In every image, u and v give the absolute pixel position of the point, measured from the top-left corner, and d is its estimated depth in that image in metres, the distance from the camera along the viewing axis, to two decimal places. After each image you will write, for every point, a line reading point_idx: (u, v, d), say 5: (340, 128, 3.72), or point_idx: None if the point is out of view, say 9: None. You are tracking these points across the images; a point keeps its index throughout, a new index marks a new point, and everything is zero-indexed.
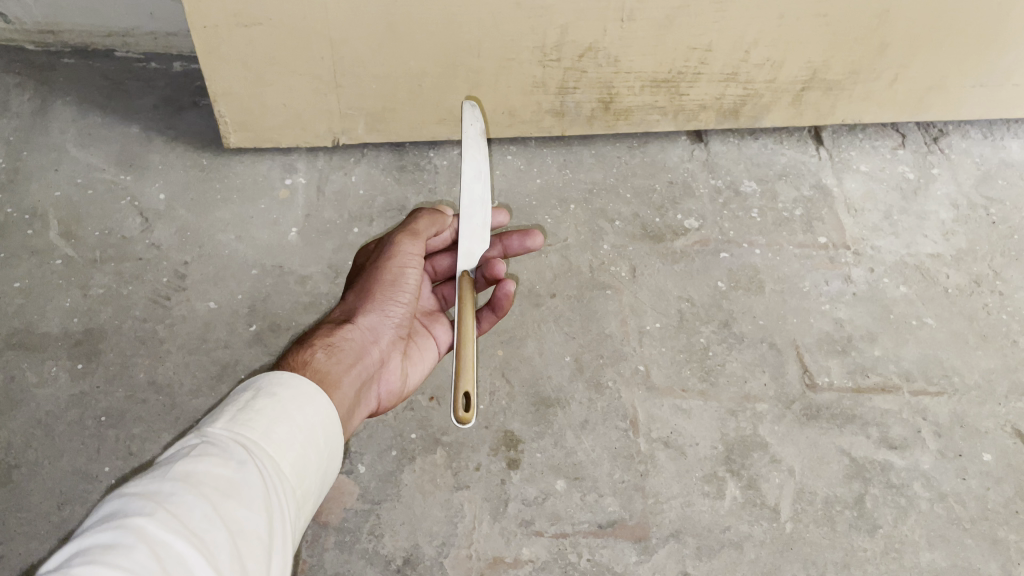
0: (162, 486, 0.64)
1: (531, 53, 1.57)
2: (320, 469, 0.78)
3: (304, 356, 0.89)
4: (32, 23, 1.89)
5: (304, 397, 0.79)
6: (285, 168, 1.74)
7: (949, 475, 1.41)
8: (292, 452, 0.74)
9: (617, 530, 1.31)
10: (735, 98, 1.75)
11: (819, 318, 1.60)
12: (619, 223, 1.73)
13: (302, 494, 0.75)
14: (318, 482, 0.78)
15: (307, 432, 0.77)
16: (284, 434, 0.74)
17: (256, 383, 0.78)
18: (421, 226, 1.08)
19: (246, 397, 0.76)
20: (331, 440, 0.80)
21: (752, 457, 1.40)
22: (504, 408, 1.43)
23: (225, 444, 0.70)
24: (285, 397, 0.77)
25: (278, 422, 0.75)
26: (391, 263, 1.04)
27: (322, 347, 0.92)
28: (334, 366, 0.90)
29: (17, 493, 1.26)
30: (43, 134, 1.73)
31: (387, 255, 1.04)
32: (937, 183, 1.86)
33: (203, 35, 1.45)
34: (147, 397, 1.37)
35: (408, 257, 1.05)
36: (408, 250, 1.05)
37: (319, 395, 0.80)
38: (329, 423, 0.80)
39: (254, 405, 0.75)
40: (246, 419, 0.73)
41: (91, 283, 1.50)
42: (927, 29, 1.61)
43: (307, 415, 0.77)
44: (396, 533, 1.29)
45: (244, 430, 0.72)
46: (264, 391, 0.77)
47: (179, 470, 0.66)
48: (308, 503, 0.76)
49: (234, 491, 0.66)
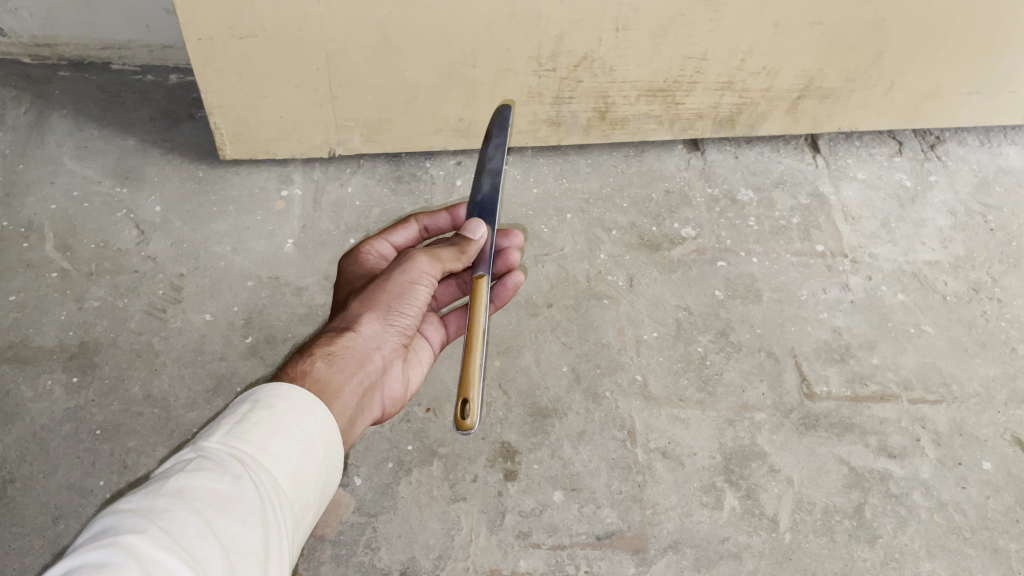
0: (156, 502, 0.64)
1: (526, 64, 1.57)
2: (319, 481, 0.77)
3: (304, 366, 0.89)
4: (28, 37, 1.90)
5: (302, 409, 0.78)
6: (281, 179, 1.74)
7: (949, 485, 1.40)
8: (290, 465, 0.73)
9: (615, 541, 1.30)
10: (731, 106, 1.75)
11: (817, 327, 1.59)
12: (615, 232, 1.73)
13: (300, 507, 0.74)
14: (317, 494, 0.77)
15: (305, 445, 0.76)
16: (281, 447, 0.74)
17: (252, 396, 0.78)
18: (445, 255, 1.03)
19: (243, 410, 0.75)
20: (330, 451, 0.79)
21: (750, 467, 1.40)
22: (500, 419, 1.43)
23: (220, 458, 0.70)
24: (281, 409, 0.76)
25: (275, 435, 0.74)
26: (401, 276, 1.01)
27: (323, 356, 0.92)
28: (334, 376, 0.90)
29: (10, 507, 1.25)
30: (40, 148, 1.73)
31: (398, 266, 1.02)
32: (934, 190, 1.86)
33: (198, 47, 1.45)
34: (142, 410, 1.37)
35: (420, 273, 1.02)
36: (422, 268, 1.01)
37: (317, 407, 0.79)
38: (327, 434, 0.79)
39: (250, 418, 0.74)
40: (242, 432, 0.73)
41: (87, 296, 1.50)
42: (921, 37, 1.62)
43: (305, 427, 0.77)
44: (392, 546, 1.28)
45: (239, 443, 0.72)
46: (261, 403, 0.76)
47: (173, 486, 0.65)
48: (306, 516, 0.75)
49: (229, 506, 0.66)
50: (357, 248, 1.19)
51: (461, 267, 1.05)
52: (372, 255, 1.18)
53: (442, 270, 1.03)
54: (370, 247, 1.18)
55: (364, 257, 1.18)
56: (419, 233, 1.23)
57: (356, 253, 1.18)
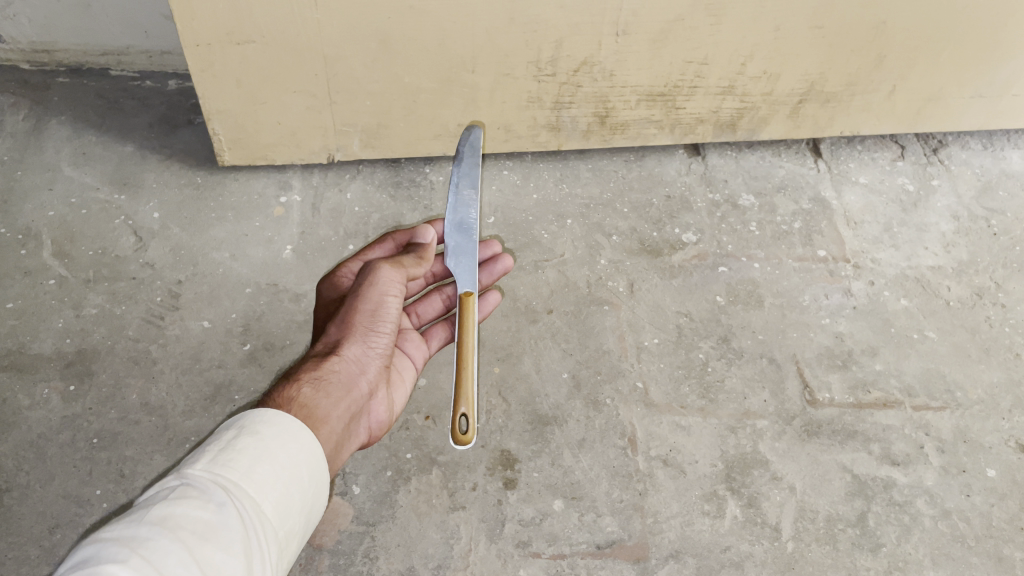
0: (138, 531, 0.65)
1: (526, 69, 1.57)
2: (305, 507, 0.78)
3: (289, 393, 0.88)
4: (26, 42, 1.90)
5: (288, 435, 0.78)
6: (280, 185, 1.74)
7: (953, 492, 1.38)
8: (275, 492, 0.74)
9: (616, 550, 1.29)
10: (732, 110, 1.74)
11: (819, 333, 1.58)
12: (616, 237, 1.72)
13: (286, 534, 0.75)
14: (303, 520, 0.78)
15: (290, 471, 0.76)
16: (266, 473, 0.74)
17: (238, 421, 0.78)
18: (407, 262, 1.09)
19: (228, 436, 0.76)
20: (316, 477, 0.80)
21: (752, 475, 1.38)
22: (500, 427, 1.42)
23: (204, 485, 0.70)
24: (268, 435, 0.77)
25: (261, 461, 0.75)
26: (372, 292, 1.02)
27: (309, 381, 0.91)
28: (321, 402, 0.90)
29: (6, 517, 1.25)
30: (38, 154, 1.73)
31: (367, 282, 1.02)
32: (937, 195, 1.85)
33: (196, 53, 1.45)
34: (140, 418, 1.36)
35: (388, 284, 1.03)
36: (388, 277, 1.03)
37: (302, 432, 0.80)
38: (314, 460, 0.80)
39: (236, 444, 0.75)
40: (227, 458, 0.73)
41: (85, 303, 1.49)
42: (923, 40, 1.60)
43: (292, 453, 0.77)
44: (391, 555, 1.27)
45: (223, 470, 0.72)
46: (246, 429, 0.77)
47: (156, 515, 0.66)
48: (292, 542, 0.76)
49: (211, 534, 0.67)
50: (332, 272, 1.17)
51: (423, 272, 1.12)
52: (347, 277, 1.16)
53: (405, 276, 1.07)
54: (344, 269, 1.15)
55: (340, 280, 1.16)
56: (395, 249, 1.19)
57: (330, 276, 1.17)
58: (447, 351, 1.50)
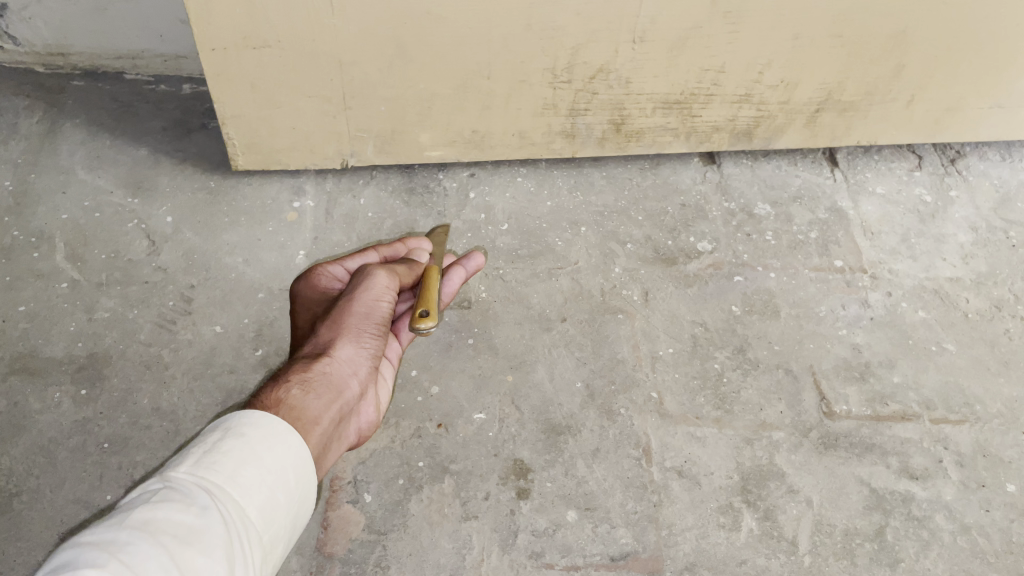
0: (119, 535, 0.65)
1: (542, 75, 1.56)
2: (291, 512, 0.79)
3: (278, 394, 0.88)
4: (42, 46, 1.90)
5: (275, 437, 0.79)
6: (294, 191, 1.73)
7: (972, 508, 1.36)
8: (259, 495, 0.75)
9: (630, 562, 1.27)
10: (748, 119, 1.72)
11: (837, 344, 1.56)
12: (631, 246, 1.70)
13: (270, 540, 0.76)
14: (289, 525, 0.79)
15: (276, 475, 0.77)
16: (251, 477, 0.75)
17: (224, 423, 0.79)
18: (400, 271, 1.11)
19: (213, 438, 0.77)
20: (304, 480, 0.80)
21: (768, 487, 1.36)
22: (513, 436, 1.40)
23: (187, 489, 0.71)
24: (253, 437, 0.78)
25: (245, 464, 0.75)
26: (363, 296, 1.02)
27: (299, 382, 0.91)
28: (311, 403, 0.89)
29: (16, 521, 1.23)
30: (52, 157, 1.73)
31: (359, 287, 1.03)
32: (955, 206, 1.83)
33: (212, 58, 1.44)
34: (151, 423, 1.35)
35: (380, 289, 1.04)
36: (383, 283, 1.04)
37: (289, 435, 0.80)
38: (301, 463, 0.80)
39: (220, 447, 0.76)
40: (211, 461, 0.74)
41: (97, 307, 1.49)
42: (943, 50, 1.59)
43: (277, 456, 0.78)
44: (402, 565, 1.25)
45: (207, 473, 0.73)
46: (232, 432, 0.77)
47: (137, 518, 0.67)
48: (277, 547, 0.77)
49: (194, 538, 0.68)
50: (311, 270, 1.16)
51: (410, 281, 1.14)
52: (325, 277, 1.15)
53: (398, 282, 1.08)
54: (324, 270, 1.14)
55: (317, 279, 1.15)
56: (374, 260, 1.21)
57: (309, 274, 1.15)
58: (461, 360, 1.49)
